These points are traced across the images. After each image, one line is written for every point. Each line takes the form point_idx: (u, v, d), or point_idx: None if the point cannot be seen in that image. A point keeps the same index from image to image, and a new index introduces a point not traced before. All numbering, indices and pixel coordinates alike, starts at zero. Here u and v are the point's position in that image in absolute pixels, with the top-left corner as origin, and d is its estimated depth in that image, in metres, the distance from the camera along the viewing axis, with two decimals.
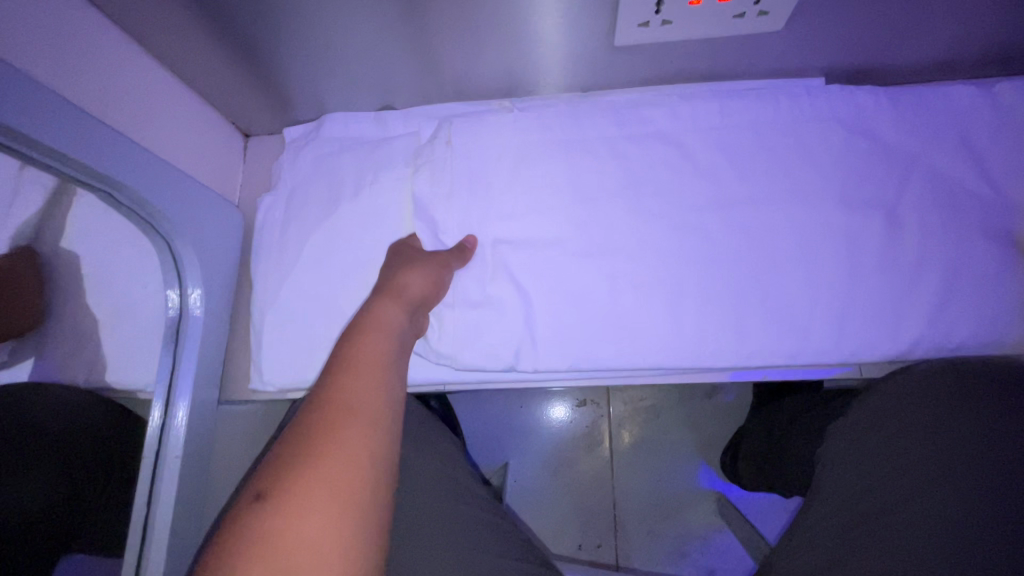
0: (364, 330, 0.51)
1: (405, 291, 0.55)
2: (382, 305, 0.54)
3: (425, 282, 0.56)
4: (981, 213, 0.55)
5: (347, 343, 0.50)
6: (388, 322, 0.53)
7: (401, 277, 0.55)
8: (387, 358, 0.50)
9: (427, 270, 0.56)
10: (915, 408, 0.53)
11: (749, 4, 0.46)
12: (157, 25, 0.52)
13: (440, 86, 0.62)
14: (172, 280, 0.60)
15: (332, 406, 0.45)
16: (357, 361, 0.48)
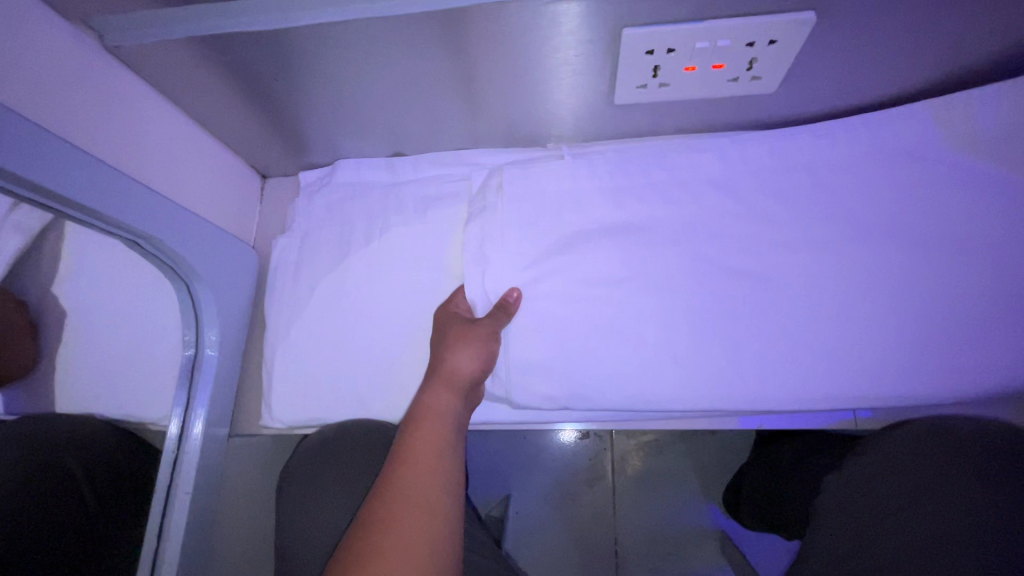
0: (423, 416, 0.53)
1: (455, 373, 0.56)
2: (435, 390, 0.55)
3: (472, 359, 0.56)
4: (985, 256, 0.56)
5: (405, 431, 0.52)
6: (444, 406, 0.54)
7: (450, 358, 0.56)
8: (444, 442, 0.51)
9: (473, 347, 0.57)
10: (909, 462, 0.56)
11: (742, 69, 0.50)
12: (180, 79, 0.54)
13: (454, 131, 0.64)
14: (190, 325, 0.60)
15: (395, 497, 0.46)
16: (418, 448, 0.50)
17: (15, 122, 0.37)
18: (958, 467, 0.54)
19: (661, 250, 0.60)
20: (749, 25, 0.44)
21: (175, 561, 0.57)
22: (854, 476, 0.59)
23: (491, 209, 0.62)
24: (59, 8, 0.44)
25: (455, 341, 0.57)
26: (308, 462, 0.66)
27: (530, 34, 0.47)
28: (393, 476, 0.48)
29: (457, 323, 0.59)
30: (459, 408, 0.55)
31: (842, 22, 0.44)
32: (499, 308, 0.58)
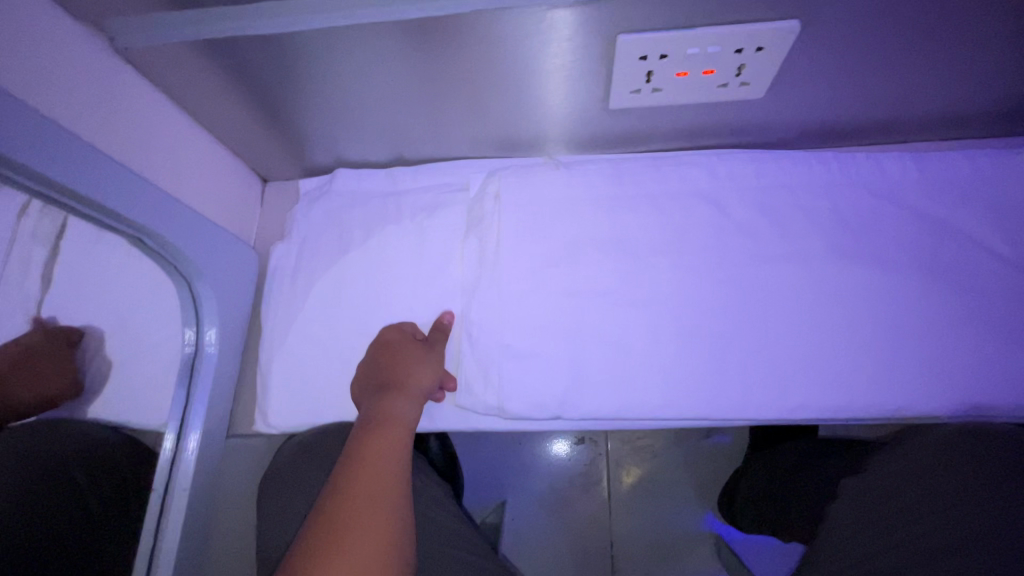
0: (380, 427, 0.53)
1: (412, 384, 0.57)
2: (394, 400, 0.55)
3: (427, 371, 0.58)
4: (960, 262, 0.59)
5: (361, 441, 0.52)
6: (401, 419, 0.54)
7: (410, 372, 0.57)
8: (401, 456, 0.51)
9: (430, 364, 0.59)
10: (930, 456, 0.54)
11: (730, 76, 0.52)
12: (186, 82, 0.56)
13: (455, 135, 0.66)
14: (190, 322, 0.60)
15: (351, 505, 0.46)
16: (376, 455, 0.50)
17: (25, 116, 0.38)
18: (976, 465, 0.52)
19: (655, 252, 0.62)
20: (738, 31, 0.46)
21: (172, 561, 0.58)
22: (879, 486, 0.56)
23: (489, 217, 0.64)
24: (70, 6, 0.45)
25: (414, 356, 0.59)
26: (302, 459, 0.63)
27: (528, 41, 0.49)
28: (349, 482, 0.47)
29: (408, 342, 0.60)
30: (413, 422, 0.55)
31: (825, 29, 0.47)
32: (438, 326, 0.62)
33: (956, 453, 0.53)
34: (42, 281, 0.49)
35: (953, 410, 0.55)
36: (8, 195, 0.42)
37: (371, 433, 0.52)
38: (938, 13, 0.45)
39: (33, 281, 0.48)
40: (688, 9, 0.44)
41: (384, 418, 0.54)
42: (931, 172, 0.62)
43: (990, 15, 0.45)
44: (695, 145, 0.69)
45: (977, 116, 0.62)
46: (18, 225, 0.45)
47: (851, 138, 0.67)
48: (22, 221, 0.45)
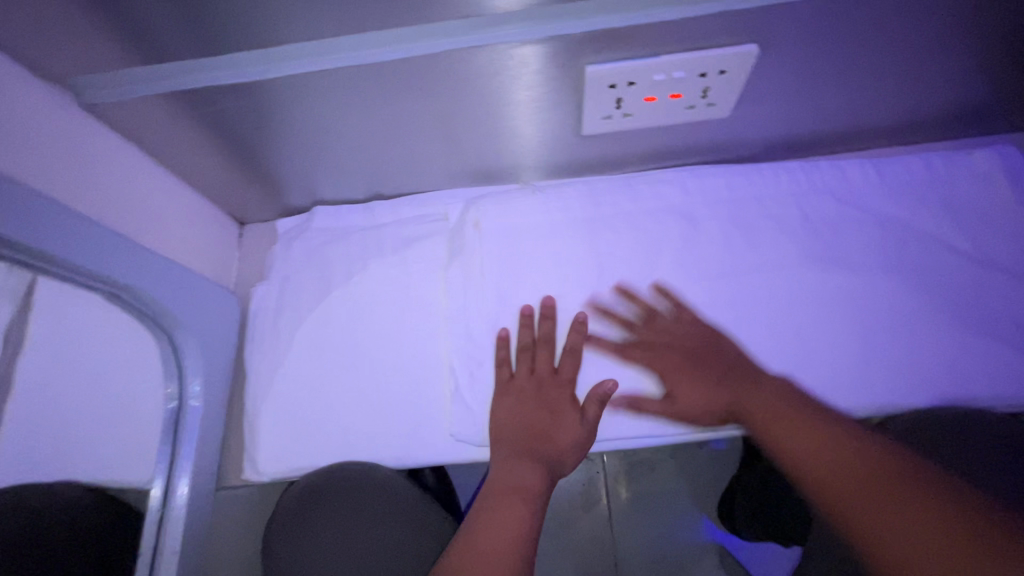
0: (508, 492, 0.50)
1: (547, 448, 0.54)
2: (522, 463, 0.52)
3: (572, 431, 0.55)
4: (927, 261, 0.61)
5: (483, 509, 0.49)
6: (530, 484, 0.51)
7: (553, 435, 0.55)
8: (526, 529, 0.47)
9: (577, 426, 0.56)
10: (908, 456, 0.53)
11: (697, 99, 0.54)
12: (158, 133, 0.55)
13: (431, 168, 0.66)
14: (172, 374, 0.59)
15: None
16: (497, 525, 0.47)
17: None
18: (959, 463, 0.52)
19: (636, 271, 0.62)
20: (701, 57, 0.48)
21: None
22: None
23: (470, 246, 0.64)
24: (34, 67, 0.45)
25: (540, 405, 0.56)
26: (295, 510, 0.59)
27: (499, 75, 0.50)
28: (476, 554, 0.44)
29: (560, 387, 0.58)
30: (544, 488, 0.51)
31: (783, 49, 0.49)
32: (570, 352, 0.59)
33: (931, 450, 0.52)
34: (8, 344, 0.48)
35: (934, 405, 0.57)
36: None
37: (500, 498, 0.49)
38: (886, 27, 0.48)
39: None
40: (653, 37, 0.46)
41: (511, 484, 0.51)
42: (892, 176, 0.65)
43: (933, 27, 0.48)
44: (669, 163, 0.70)
45: (931, 120, 0.65)
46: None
47: (816, 148, 0.69)
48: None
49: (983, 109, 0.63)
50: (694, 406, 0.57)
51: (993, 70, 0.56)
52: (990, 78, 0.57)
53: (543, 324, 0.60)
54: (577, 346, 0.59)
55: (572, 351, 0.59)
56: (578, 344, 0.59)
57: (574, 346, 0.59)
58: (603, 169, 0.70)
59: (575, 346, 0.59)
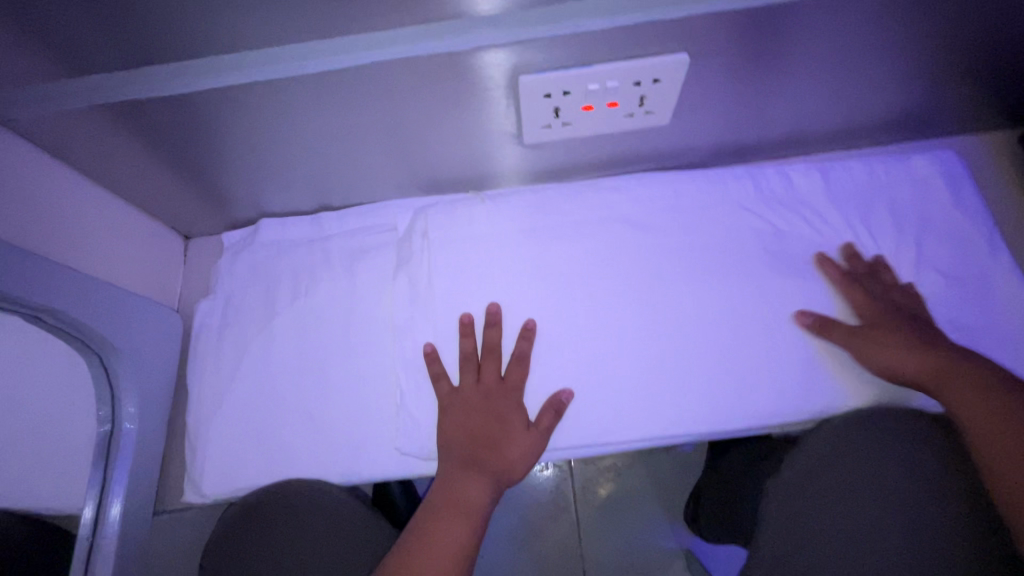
0: (453, 508, 0.53)
1: (496, 462, 0.55)
2: (471, 479, 0.54)
3: (523, 447, 0.56)
4: (868, 262, 0.62)
5: (431, 521, 0.52)
6: (476, 501, 0.53)
7: (504, 449, 0.56)
8: (467, 546, 0.51)
9: (529, 443, 0.56)
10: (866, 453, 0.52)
11: (635, 106, 0.54)
12: (86, 147, 0.53)
13: (378, 178, 0.65)
14: (104, 398, 0.57)
15: None
16: (439, 542, 0.51)
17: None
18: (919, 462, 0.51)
19: (584, 279, 0.62)
20: (632, 66, 0.48)
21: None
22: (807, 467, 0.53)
23: (418, 258, 0.64)
24: None
25: (488, 417, 0.57)
26: (234, 535, 0.56)
27: (433, 86, 0.50)
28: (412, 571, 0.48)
29: (511, 400, 0.57)
30: (488, 504, 0.54)
31: (715, 56, 0.49)
32: (517, 359, 0.58)
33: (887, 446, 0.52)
34: None
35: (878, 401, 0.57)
36: None
37: (444, 515, 0.52)
38: (811, 35, 0.48)
39: None
40: (580, 46, 0.46)
41: (459, 498, 0.53)
42: (835, 178, 0.65)
43: (856, 34, 0.49)
44: (618, 171, 0.70)
45: (871, 126, 0.66)
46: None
47: (762, 153, 0.70)
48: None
49: (920, 114, 0.65)
50: (900, 364, 0.54)
51: (923, 75, 0.57)
52: (921, 83, 0.58)
53: (487, 333, 0.59)
54: (525, 354, 0.59)
55: (519, 360, 0.58)
56: (526, 352, 0.59)
57: (521, 354, 0.59)
58: (554, 178, 0.70)
59: (520, 353, 0.59)
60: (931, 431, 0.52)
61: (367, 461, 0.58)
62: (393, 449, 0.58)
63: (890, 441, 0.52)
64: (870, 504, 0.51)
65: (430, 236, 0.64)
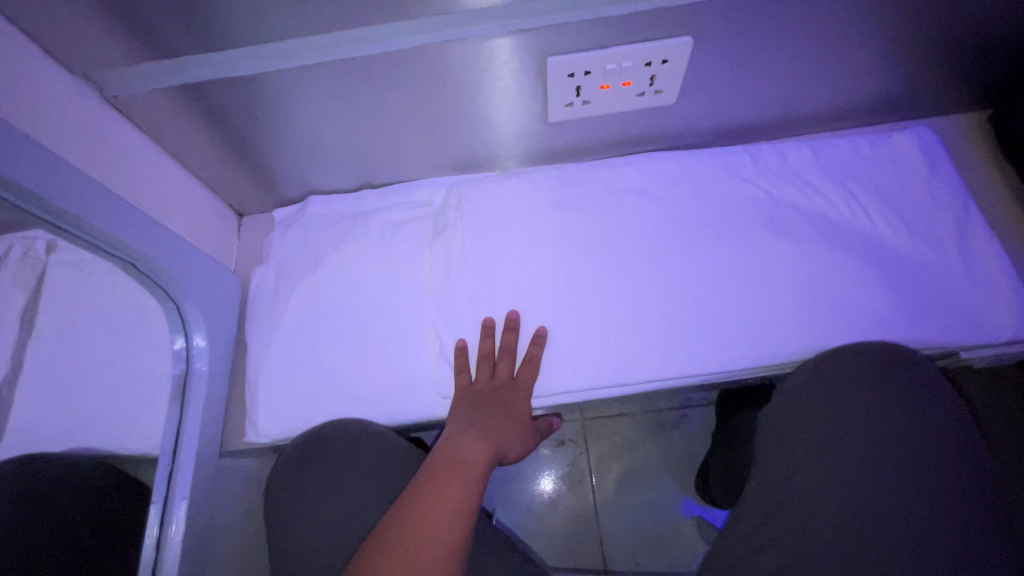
0: (457, 464, 0.55)
1: (492, 434, 0.60)
2: (472, 442, 0.57)
3: (515, 439, 0.63)
4: (856, 224, 0.68)
5: (436, 472, 0.54)
6: (476, 460, 0.56)
7: (500, 430, 0.61)
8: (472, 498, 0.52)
9: (518, 437, 0.63)
10: (841, 395, 0.59)
11: (646, 85, 0.62)
12: (168, 125, 0.62)
13: (416, 158, 0.73)
14: (178, 331, 0.65)
15: (416, 534, 0.48)
16: (447, 491, 0.52)
17: (24, 143, 0.43)
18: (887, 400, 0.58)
19: (601, 242, 0.69)
20: (643, 48, 0.57)
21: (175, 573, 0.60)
22: (785, 413, 0.61)
23: (452, 227, 0.71)
24: (65, 61, 0.52)
25: (495, 400, 0.62)
26: (294, 465, 0.64)
27: (471, 67, 0.58)
28: (420, 520, 0.49)
29: (517, 397, 0.63)
30: (485, 468, 0.56)
31: (712, 40, 0.57)
32: (528, 361, 0.63)
33: (860, 386, 0.58)
34: None
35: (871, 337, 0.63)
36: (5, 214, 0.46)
37: (449, 471, 0.54)
38: (797, 22, 0.56)
39: None
40: (599, 30, 0.54)
41: (461, 455, 0.56)
42: (824, 154, 0.73)
43: (836, 22, 0.57)
44: (630, 151, 0.78)
45: (856, 108, 0.74)
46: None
47: (759, 134, 0.78)
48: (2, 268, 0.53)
49: (899, 96, 0.72)
50: None
51: (899, 60, 0.65)
52: (898, 67, 0.66)
53: (504, 336, 0.65)
54: (536, 358, 0.63)
55: (530, 362, 0.63)
56: (537, 356, 0.64)
57: (532, 357, 0.63)
58: (572, 157, 0.78)
59: (531, 357, 0.63)
60: (896, 373, 0.58)
61: (410, 401, 0.65)
62: (434, 392, 0.65)
63: (863, 381, 0.58)
64: (849, 439, 0.57)
65: (462, 207, 0.72)
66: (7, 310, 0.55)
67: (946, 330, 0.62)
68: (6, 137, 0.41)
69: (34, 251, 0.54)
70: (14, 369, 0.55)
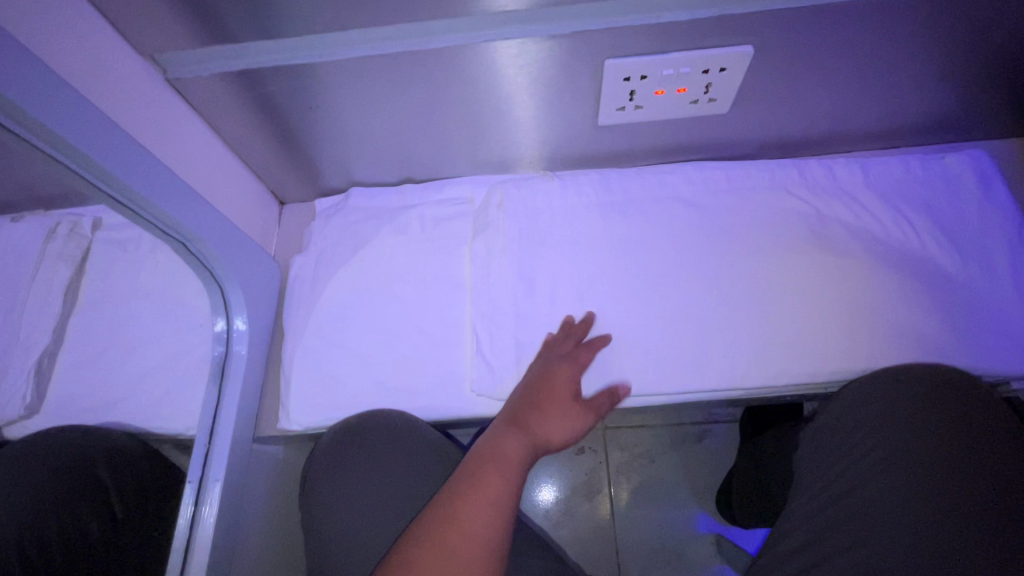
0: (493, 459, 0.53)
1: (537, 426, 0.58)
2: (510, 434, 0.56)
3: (566, 424, 0.59)
4: (902, 245, 0.67)
5: (474, 467, 0.53)
6: (516, 455, 0.54)
7: (551, 413, 0.59)
8: (510, 492, 0.51)
9: (571, 421, 0.59)
10: (890, 420, 0.57)
11: (700, 93, 0.62)
12: (224, 110, 0.63)
13: (461, 155, 0.73)
14: (220, 313, 0.66)
15: (452, 531, 0.47)
16: (484, 486, 0.50)
17: (89, 114, 0.44)
18: (940, 425, 0.56)
19: (641, 248, 0.68)
20: (703, 56, 0.56)
21: (207, 552, 0.60)
22: (831, 438, 0.60)
23: (493, 225, 0.71)
24: (132, 40, 0.53)
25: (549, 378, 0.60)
26: (330, 456, 0.64)
27: (527, 67, 0.58)
28: (458, 512, 0.48)
29: (570, 375, 0.61)
30: (525, 461, 0.55)
31: (772, 53, 0.57)
32: (587, 346, 0.63)
33: (910, 409, 0.57)
34: (68, 275, 0.57)
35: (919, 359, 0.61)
36: (71, 184, 0.48)
37: (485, 464, 0.53)
38: (864, 35, 0.55)
39: (57, 275, 0.57)
40: (659, 37, 0.54)
41: (500, 449, 0.54)
42: (874, 174, 0.71)
43: (901, 38, 0.56)
44: (675, 158, 0.77)
45: (908, 127, 0.73)
46: (42, 245, 0.54)
47: (805, 149, 0.77)
48: (48, 243, 0.55)
49: (955, 118, 0.71)
50: None
51: (962, 80, 0.64)
52: (959, 89, 0.65)
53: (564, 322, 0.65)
54: (593, 342, 0.63)
55: (589, 346, 0.63)
56: (597, 342, 0.63)
57: (592, 342, 0.63)
58: (616, 162, 0.77)
59: (591, 342, 0.63)
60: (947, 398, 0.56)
61: (445, 398, 0.65)
62: (467, 389, 0.65)
63: (916, 406, 0.57)
64: (902, 467, 0.55)
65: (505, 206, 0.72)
66: (53, 282, 0.56)
67: (999, 358, 0.60)
68: (80, 115, 0.43)
69: (80, 227, 0.55)
70: (57, 340, 0.58)
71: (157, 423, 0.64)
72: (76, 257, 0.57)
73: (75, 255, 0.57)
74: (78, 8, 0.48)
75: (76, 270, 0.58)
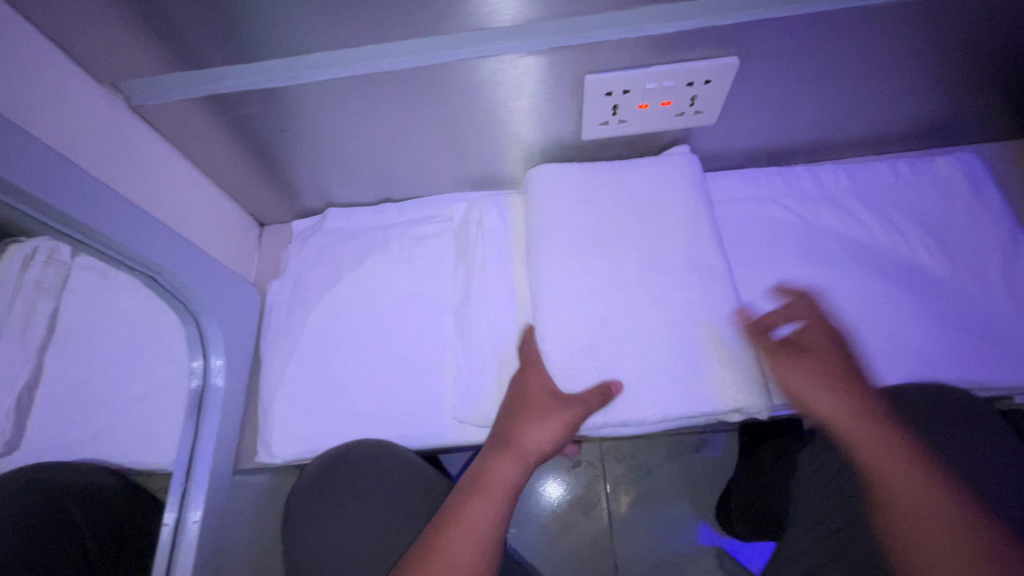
0: (482, 486, 0.53)
1: (525, 447, 0.54)
2: (499, 458, 0.54)
3: (549, 437, 0.54)
4: (892, 254, 0.65)
5: (465, 497, 0.53)
6: (506, 483, 0.53)
7: (527, 432, 0.54)
8: (494, 523, 0.51)
9: (551, 433, 0.54)
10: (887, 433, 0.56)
11: (685, 105, 0.60)
12: (193, 135, 0.61)
13: (440, 173, 0.71)
14: (196, 350, 0.65)
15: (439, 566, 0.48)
16: (469, 520, 0.51)
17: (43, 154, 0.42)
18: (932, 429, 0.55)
19: None
20: (687, 68, 0.54)
21: None
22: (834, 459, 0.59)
23: (474, 243, 0.69)
24: (92, 69, 0.51)
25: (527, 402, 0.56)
26: (313, 490, 0.63)
27: (504, 84, 0.56)
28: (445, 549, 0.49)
29: (546, 395, 0.55)
30: (515, 488, 0.53)
31: (757, 64, 0.55)
32: (600, 395, 0.55)
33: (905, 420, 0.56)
34: (51, 308, 0.55)
35: (914, 375, 0.59)
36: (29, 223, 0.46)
37: (474, 493, 0.53)
38: (851, 43, 0.53)
39: (40, 307, 0.54)
40: (638, 52, 0.52)
41: (489, 478, 0.53)
42: (861, 180, 0.69)
43: (890, 46, 0.54)
44: None
45: (901, 132, 0.71)
46: (20, 274, 0.50)
47: (796, 157, 0.75)
48: (27, 271, 0.51)
49: (950, 122, 0.69)
50: None
51: (955, 84, 0.61)
52: (953, 93, 0.63)
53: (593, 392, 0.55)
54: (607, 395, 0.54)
55: (604, 396, 0.54)
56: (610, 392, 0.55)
57: (606, 393, 0.55)
58: None
59: (605, 392, 0.55)
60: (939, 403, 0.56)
61: (426, 425, 0.63)
62: (449, 417, 0.63)
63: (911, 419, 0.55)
64: None
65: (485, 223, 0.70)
66: (33, 314, 0.54)
67: (1002, 372, 0.58)
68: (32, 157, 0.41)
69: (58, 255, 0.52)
70: (36, 374, 0.55)
71: (134, 456, 0.63)
72: (57, 288, 0.54)
73: (55, 285, 0.54)
74: (32, 42, 0.46)
75: (57, 300, 0.55)
